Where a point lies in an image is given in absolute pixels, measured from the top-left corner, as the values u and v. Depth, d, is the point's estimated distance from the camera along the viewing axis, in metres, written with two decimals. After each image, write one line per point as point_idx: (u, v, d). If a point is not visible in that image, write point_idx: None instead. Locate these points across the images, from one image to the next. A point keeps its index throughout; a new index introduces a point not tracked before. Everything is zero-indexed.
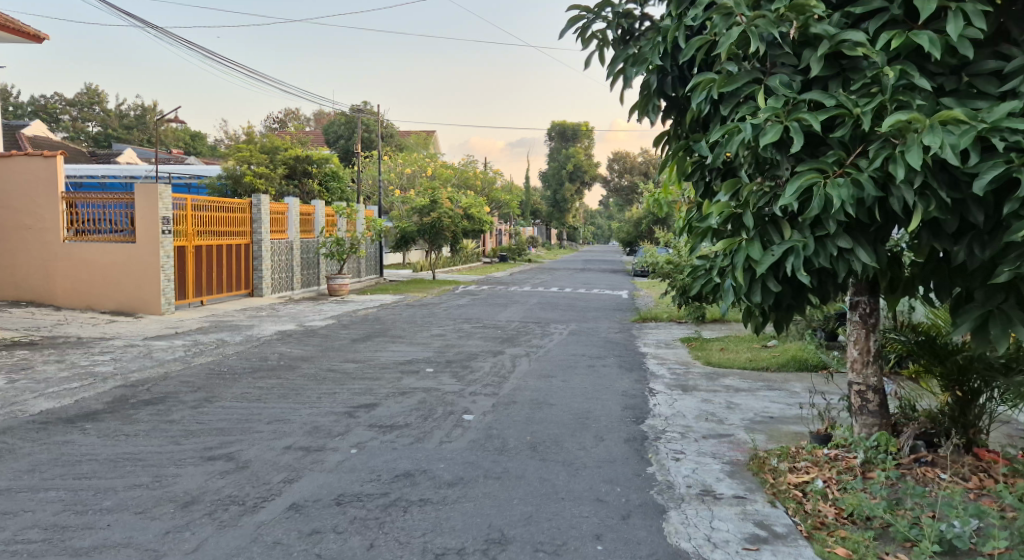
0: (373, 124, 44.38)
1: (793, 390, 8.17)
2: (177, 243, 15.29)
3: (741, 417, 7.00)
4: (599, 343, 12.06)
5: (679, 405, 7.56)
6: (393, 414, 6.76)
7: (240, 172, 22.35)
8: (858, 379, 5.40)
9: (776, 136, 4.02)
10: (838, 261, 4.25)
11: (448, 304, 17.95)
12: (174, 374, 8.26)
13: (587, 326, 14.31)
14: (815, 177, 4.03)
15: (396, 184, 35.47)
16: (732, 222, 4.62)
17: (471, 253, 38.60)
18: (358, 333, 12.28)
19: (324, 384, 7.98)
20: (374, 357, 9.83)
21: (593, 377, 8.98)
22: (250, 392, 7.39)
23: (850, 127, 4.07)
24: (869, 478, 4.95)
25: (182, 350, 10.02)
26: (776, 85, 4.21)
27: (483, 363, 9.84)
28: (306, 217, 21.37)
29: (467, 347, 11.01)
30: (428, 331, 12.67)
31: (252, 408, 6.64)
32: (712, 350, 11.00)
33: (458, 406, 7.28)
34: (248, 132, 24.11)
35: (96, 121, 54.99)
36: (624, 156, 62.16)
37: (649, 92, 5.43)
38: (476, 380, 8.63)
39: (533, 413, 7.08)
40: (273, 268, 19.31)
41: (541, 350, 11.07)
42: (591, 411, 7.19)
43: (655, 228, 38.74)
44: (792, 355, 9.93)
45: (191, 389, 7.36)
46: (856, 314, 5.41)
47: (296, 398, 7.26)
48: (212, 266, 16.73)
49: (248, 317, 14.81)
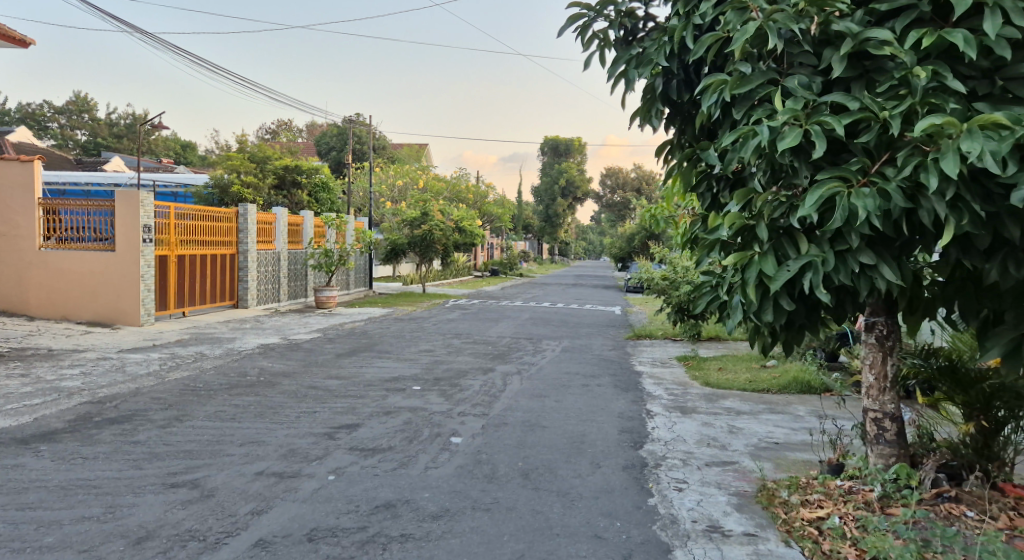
0: (366, 136, 44.11)
1: (797, 414, 7.80)
2: (158, 252, 14.86)
3: (744, 442, 6.63)
4: (592, 361, 11.68)
5: (679, 429, 7.19)
6: (375, 436, 6.36)
7: (227, 180, 21.69)
8: (874, 406, 5.04)
9: (795, 140, 3.65)
10: (860, 279, 3.89)
11: (437, 318, 17.56)
12: (146, 391, 7.83)
13: (579, 343, 13.94)
14: (837, 186, 3.65)
15: (388, 196, 35.13)
16: (743, 235, 4.25)
17: (462, 267, 38.25)
18: (343, 348, 11.87)
19: (304, 402, 7.56)
20: (359, 373, 9.41)
21: (587, 398, 8.59)
22: (224, 410, 6.97)
23: (876, 133, 3.68)
24: (890, 514, 4.58)
25: (157, 364, 9.59)
26: (794, 86, 3.85)
27: (473, 381, 9.44)
28: (295, 228, 20.99)
29: (456, 364, 10.61)
30: (417, 346, 12.27)
31: (225, 429, 6.21)
32: (710, 370, 10.66)
33: (446, 427, 6.88)
34: (238, 139, 23.64)
35: (85, 129, 54.47)
36: (617, 172, 62.09)
37: (652, 97, 5.09)
38: (465, 399, 8.23)
39: (525, 436, 6.69)
40: (259, 279, 18.85)
41: (533, 367, 10.68)
42: (586, 435, 6.80)
43: (649, 244, 38.49)
44: (793, 376, 9.58)
45: (161, 407, 6.93)
46: (872, 335, 5.04)
47: (273, 417, 6.84)
48: (195, 276, 16.30)
49: (231, 329, 14.38)
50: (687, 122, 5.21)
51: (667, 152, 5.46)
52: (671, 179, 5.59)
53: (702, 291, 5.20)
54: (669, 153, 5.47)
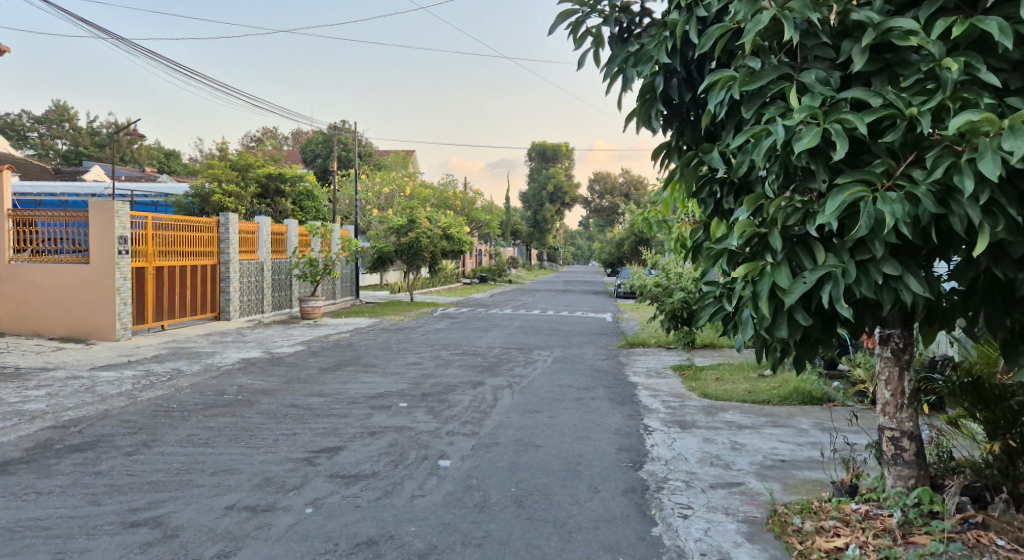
0: (351, 142, 43.67)
1: (801, 428, 7.46)
2: (135, 264, 14.40)
3: (748, 460, 6.28)
4: (585, 372, 11.32)
5: (679, 446, 6.82)
6: (358, 459, 5.97)
7: (209, 189, 21.18)
8: (891, 424, 4.65)
9: (815, 141, 3.30)
10: (883, 292, 3.55)
11: (425, 328, 17.16)
12: (116, 413, 7.41)
13: (571, 352, 13.59)
14: (861, 191, 3.31)
15: (373, 203, 34.68)
16: (753, 244, 3.89)
17: (450, 274, 37.88)
18: (327, 362, 11.46)
19: (284, 423, 7.16)
20: (343, 389, 9.01)
21: (581, 413, 8.22)
22: (198, 434, 6.55)
23: (901, 132, 3.34)
24: (914, 544, 4.21)
25: (130, 382, 9.16)
26: (810, 81, 3.50)
27: (462, 396, 9.05)
28: (278, 237, 20.56)
29: (444, 378, 10.22)
30: (404, 359, 11.87)
31: (196, 456, 5.81)
32: (706, 380, 10.32)
33: (433, 449, 6.49)
34: (220, 147, 23.16)
35: (66, 138, 53.74)
36: (605, 177, 61.88)
37: (651, 96, 4.75)
38: (454, 417, 7.84)
39: (518, 457, 6.31)
40: (241, 290, 18.39)
41: (524, 380, 10.31)
42: (583, 455, 6.44)
43: (638, 250, 38.24)
44: (793, 386, 9.25)
45: (129, 432, 6.51)
46: (888, 348, 4.64)
47: (249, 440, 6.44)
48: (174, 288, 15.83)
49: (212, 343, 13.93)
50: (688, 124, 4.89)
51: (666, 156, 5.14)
52: (670, 184, 5.24)
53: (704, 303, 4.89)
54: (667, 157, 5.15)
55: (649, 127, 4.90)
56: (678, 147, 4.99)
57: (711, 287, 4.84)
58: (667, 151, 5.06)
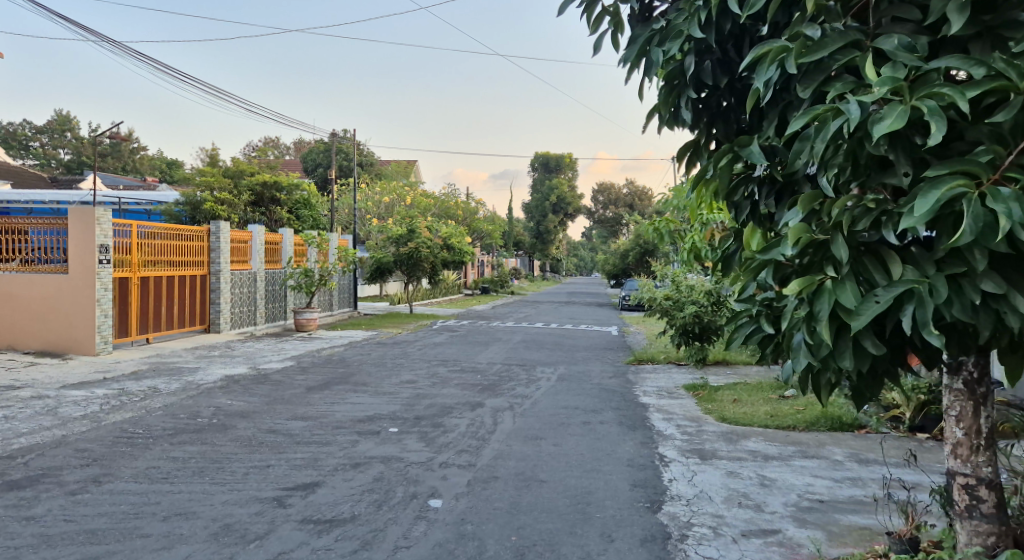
0: (351, 152, 43.06)
1: (835, 460, 6.70)
2: (119, 274, 13.68)
3: (782, 501, 5.50)
4: (592, 392, 10.56)
5: (700, 481, 6.06)
6: (336, 499, 5.21)
7: (200, 198, 20.53)
8: (965, 470, 3.90)
9: (903, 121, 2.55)
10: (981, 314, 2.81)
11: (424, 342, 16.43)
12: (73, 439, 6.66)
13: (576, 369, 12.82)
14: (963, 185, 2.57)
15: (373, 213, 33.98)
16: (810, 254, 3.16)
17: (451, 285, 37.17)
18: (316, 380, 10.72)
19: (258, 453, 6.41)
20: (329, 412, 8.26)
21: (589, 440, 7.46)
22: (158, 466, 5.81)
23: (1015, 110, 2.61)
24: None
25: (99, 403, 8.41)
26: (891, 49, 2.77)
27: (459, 420, 8.29)
28: (272, 246, 19.86)
29: (440, 399, 9.48)
30: (398, 377, 11.12)
31: (151, 495, 5.06)
32: (724, 402, 9.58)
33: (424, 485, 5.73)
34: (214, 154, 22.48)
35: (67, 147, 53.25)
36: (609, 188, 61.26)
37: (681, 81, 4.06)
38: (449, 445, 7.09)
39: (519, 496, 5.56)
40: (232, 301, 17.66)
41: (526, 401, 9.56)
42: (593, 493, 5.68)
43: (644, 261, 37.48)
44: (820, 411, 8.50)
45: (81, 465, 5.76)
46: (958, 379, 3.86)
47: (216, 474, 5.69)
48: (160, 299, 15.12)
49: (197, 358, 13.20)
50: (720, 116, 4.21)
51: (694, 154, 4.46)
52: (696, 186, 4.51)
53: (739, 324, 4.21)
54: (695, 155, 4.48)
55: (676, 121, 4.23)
56: (708, 144, 4.31)
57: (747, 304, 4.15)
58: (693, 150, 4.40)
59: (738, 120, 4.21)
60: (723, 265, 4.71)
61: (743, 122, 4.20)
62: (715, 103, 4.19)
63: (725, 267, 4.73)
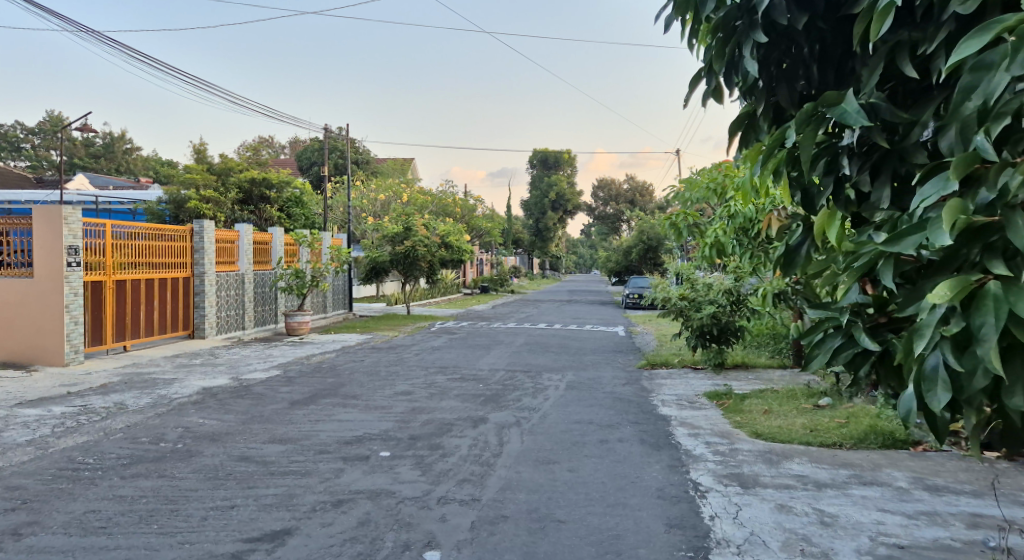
0: (346, 150, 42.11)
1: (901, 488, 5.73)
2: (91, 277, 12.71)
3: (853, 547, 4.53)
4: (605, 402, 9.61)
5: (748, 519, 5.11)
6: (309, 554, 4.24)
7: (184, 196, 19.61)
8: None
9: None
10: None
11: (421, 347, 15.47)
12: (7, 473, 5.67)
13: (586, 376, 11.86)
14: None
15: (369, 211, 33.01)
16: (966, 243, 2.26)
17: (449, 285, 36.29)
18: (302, 392, 9.74)
19: (223, 488, 5.43)
20: (313, 433, 7.28)
21: (610, 467, 6.50)
22: (97, 510, 4.82)
23: None
24: None
25: (52, 424, 7.44)
26: None
27: (460, 439, 7.34)
28: (261, 246, 18.95)
29: (439, 414, 8.52)
30: (393, 387, 10.16)
31: (77, 554, 4.08)
32: (754, 414, 8.65)
33: (418, 530, 4.76)
34: (200, 150, 21.55)
35: (60, 149, 52.29)
36: (609, 183, 60.20)
37: (744, 23, 3.33)
38: (449, 473, 6.13)
39: (533, 543, 4.59)
40: (218, 305, 16.68)
41: (534, 415, 8.61)
42: (622, 538, 4.70)
43: (648, 258, 36.62)
44: (867, 425, 7.53)
45: (4, 510, 4.77)
46: None
47: (165, 520, 4.70)
48: (139, 304, 14.15)
49: (176, 367, 12.22)
50: (783, 77, 3.55)
51: (749, 127, 3.79)
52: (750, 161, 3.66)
53: (821, 338, 3.37)
54: (750, 129, 3.80)
55: (733, 78, 3.54)
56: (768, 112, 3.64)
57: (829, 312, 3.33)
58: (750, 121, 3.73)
59: (804, 79, 3.56)
60: (785, 265, 3.90)
61: (810, 80, 3.56)
62: (778, 59, 3.53)
63: (788, 266, 3.93)
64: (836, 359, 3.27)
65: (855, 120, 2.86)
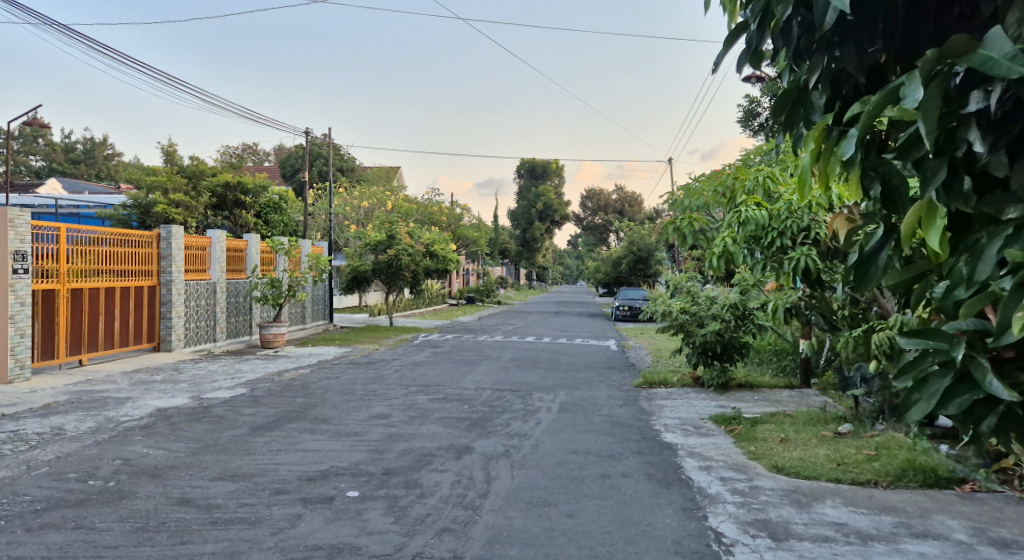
0: (330, 157, 41.16)
1: (963, 543, 4.84)
2: (43, 286, 11.73)
3: None
4: (603, 427, 8.72)
5: None
6: None
7: (150, 201, 18.44)
8: None
9: None
10: None
11: (403, 362, 14.51)
12: None
13: (580, 395, 10.95)
14: None
15: (352, 218, 32.04)
16: None
17: (434, 296, 35.37)
18: (267, 414, 8.75)
19: (149, 545, 4.45)
20: (271, 468, 6.30)
21: (615, 511, 5.57)
22: None
23: None
24: None
25: None
26: None
27: (442, 474, 6.41)
28: (236, 254, 17.96)
29: (418, 442, 7.58)
30: (369, 410, 9.21)
31: None
32: (770, 443, 7.82)
33: None
34: (172, 152, 20.55)
35: (39, 154, 50.99)
36: (598, 193, 59.49)
37: None
38: (428, 520, 5.19)
39: None
40: (187, 316, 15.66)
41: (525, 444, 7.69)
42: None
43: (638, 269, 35.81)
44: (904, 459, 6.62)
45: None
46: None
47: None
48: (98, 314, 13.15)
49: (134, 384, 11.20)
50: (851, 35, 2.94)
51: (796, 105, 3.29)
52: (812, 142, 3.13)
53: (916, 380, 2.43)
54: (797, 104, 3.28)
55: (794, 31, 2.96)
56: (824, 80, 3.11)
57: (933, 344, 2.38)
58: (801, 97, 3.25)
59: (877, 39, 2.97)
60: (855, 279, 2.99)
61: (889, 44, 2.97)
62: (842, 15, 2.92)
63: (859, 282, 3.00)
64: (947, 410, 2.34)
65: (1006, 70, 2.01)
